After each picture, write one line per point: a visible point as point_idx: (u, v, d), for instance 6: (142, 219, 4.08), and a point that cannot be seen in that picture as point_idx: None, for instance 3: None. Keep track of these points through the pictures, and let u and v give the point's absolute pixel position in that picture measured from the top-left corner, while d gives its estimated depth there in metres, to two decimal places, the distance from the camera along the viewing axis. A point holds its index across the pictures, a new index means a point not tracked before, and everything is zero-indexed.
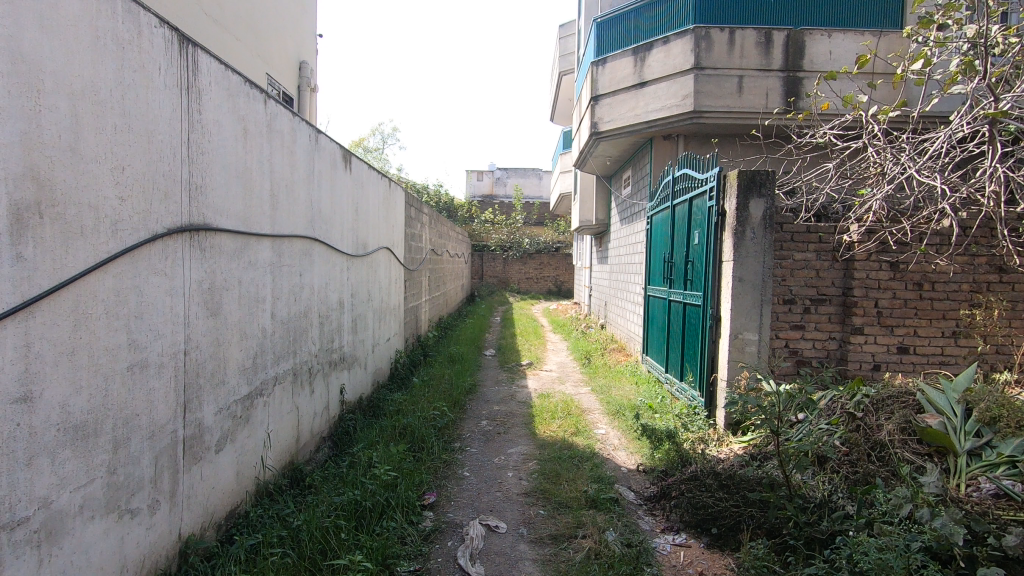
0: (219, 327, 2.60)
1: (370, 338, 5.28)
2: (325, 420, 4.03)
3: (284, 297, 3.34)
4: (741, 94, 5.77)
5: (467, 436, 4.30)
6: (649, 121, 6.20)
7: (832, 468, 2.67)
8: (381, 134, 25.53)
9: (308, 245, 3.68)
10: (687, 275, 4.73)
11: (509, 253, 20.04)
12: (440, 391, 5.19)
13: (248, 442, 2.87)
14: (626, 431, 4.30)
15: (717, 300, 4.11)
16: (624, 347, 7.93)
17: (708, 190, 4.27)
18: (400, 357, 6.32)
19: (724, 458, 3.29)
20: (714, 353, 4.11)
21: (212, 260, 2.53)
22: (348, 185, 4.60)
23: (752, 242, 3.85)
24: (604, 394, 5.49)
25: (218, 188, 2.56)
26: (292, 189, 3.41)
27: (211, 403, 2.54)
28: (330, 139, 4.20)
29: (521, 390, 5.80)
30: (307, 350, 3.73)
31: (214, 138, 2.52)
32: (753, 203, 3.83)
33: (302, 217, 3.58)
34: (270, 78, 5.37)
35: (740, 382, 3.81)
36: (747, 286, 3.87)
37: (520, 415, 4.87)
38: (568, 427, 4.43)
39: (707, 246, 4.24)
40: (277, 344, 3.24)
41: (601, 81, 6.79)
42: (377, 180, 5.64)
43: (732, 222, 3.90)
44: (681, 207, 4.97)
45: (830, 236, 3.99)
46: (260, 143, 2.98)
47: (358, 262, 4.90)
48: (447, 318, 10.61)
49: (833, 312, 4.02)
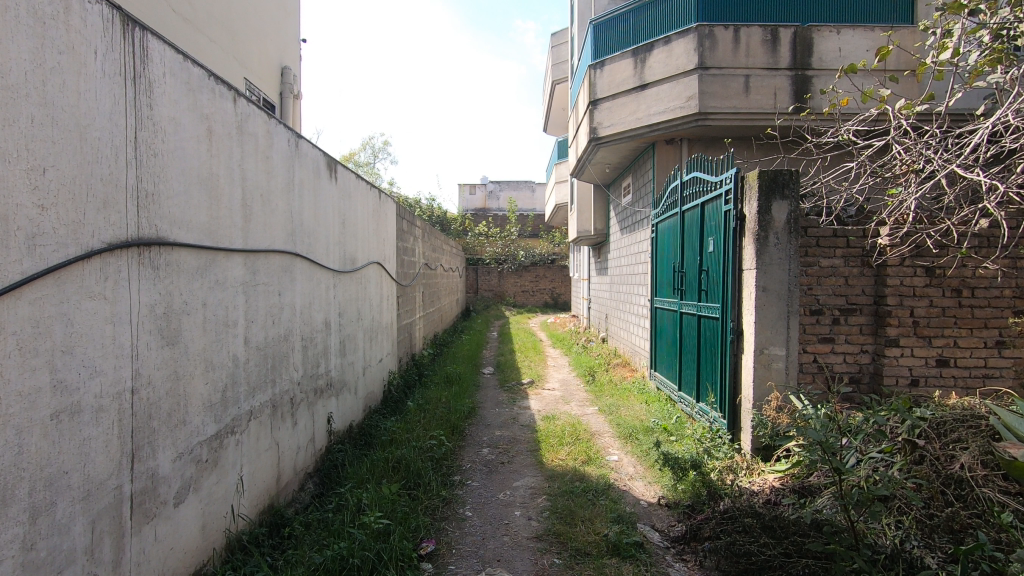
0: (179, 358, 2.23)
1: (360, 360, 4.89)
2: (309, 454, 3.64)
3: (261, 320, 2.98)
4: (748, 94, 5.49)
5: (469, 468, 3.91)
6: (651, 124, 5.91)
7: (902, 508, 2.31)
8: (372, 148, 25.22)
9: (287, 261, 3.32)
10: (700, 285, 4.40)
11: (504, 266, 19.73)
12: (436, 416, 4.80)
13: (217, 489, 2.49)
14: (642, 458, 3.91)
15: (738, 312, 3.76)
16: (629, 362, 7.55)
17: (724, 193, 3.95)
18: (393, 379, 5.93)
19: (759, 489, 2.92)
20: (736, 370, 3.76)
21: (168, 280, 2.16)
22: (334, 195, 4.26)
23: (776, 248, 3.52)
24: (613, 415, 5.11)
25: (176, 196, 2.20)
26: (268, 198, 3.05)
27: (169, 448, 2.16)
28: (313, 145, 3.85)
29: (524, 412, 5.42)
30: (288, 378, 3.35)
31: (170, 139, 2.17)
32: (776, 206, 3.51)
33: (280, 230, 3.22)
34: (249, 83, 5.05)
35: (770, 403, 3.45)
36: (772, 296, 3.53)
37: (525, 440, 4.48)
38: (578, 454, 4.04)
39: (725, 254, 3.90)
40: (252, 374, 2.87)
41: (599, 85, 6.52)
42: (367, 191, 5.30)
43: (753, 226, 3.57)
44: (692, 213, 4.65)
45: (858, 240, 3.68)
46: (229, 146, 2.63)
47: (346, 277, 4.55)
48: (442, 334, 10.23)
49: (864, 322, 3.69)
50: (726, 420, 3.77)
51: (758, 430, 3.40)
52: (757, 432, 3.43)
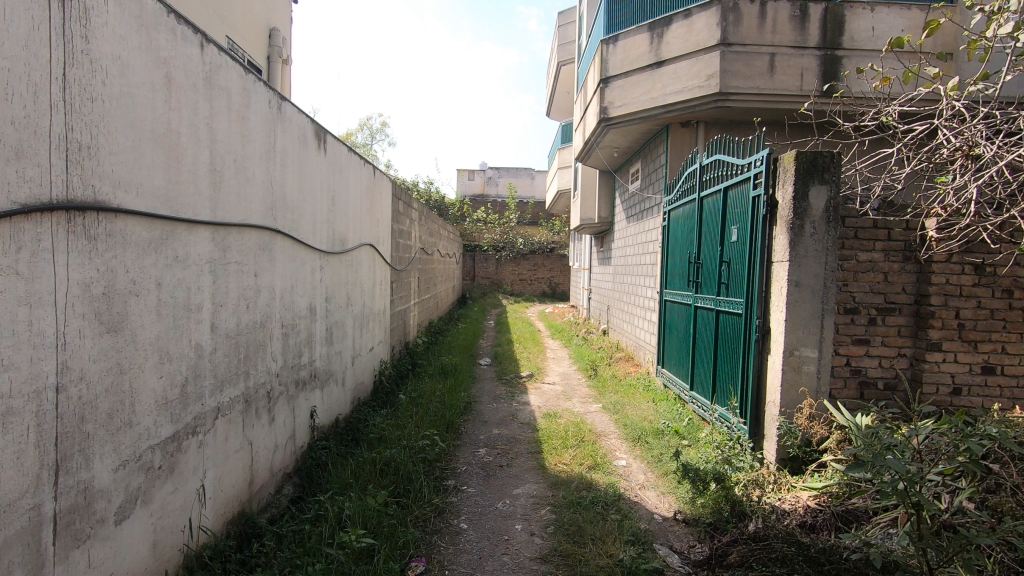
0: (124, 348, 1.86)
1: (348, 349, 4.54)
2: (288, 453, 3.30)
3: (232, 304, 2.60)
4: (773, 75, 5.11)
5: (464, 471, 3.56)
6: (666, 105, 5.53)
7: (984, 549, 2.04)
8: (370, 129, 24.50)
9: (266, 239, 2.95)
10: (720, 279, 4.05)
11: (502, 253, 19.35)
12: (430, 412, 4.45)
13: (172, 499, 2.14)
14: (654, 465, 3.59)
15: (765, 308, 3.42)
16: (632, 356, 7.22)
17: (753, 177, 3.58)
18: (385, 369, 5.58)
19: (791, 509, 2.61)
20: (761, 372, 3.43)
21: (109, 254, 1.78)
22: (322, 168, 3.87)
23: (812, 239, 3.16)
24: (619, 414, 4.77)
25: (121, 153, 1.83)
26: (243, 165, 2.67)
27: (108, 456, 1.79)
28: (299, 110, 3.46)
29: (523, 408, 5.08)
30: (264, 369, 2.99)
31: (114, 82, 1.79)
32: (814, 192, 3.15)
33: (258, 202, 2.85)
34: (231, 42, 4.62)
35: (801, 413, 3.13)
36: (806, 292, 3.18)
37: (525, 441, 4.14)
38: (584, 459, 3.70)
39: (752, 245, 3.55)
40: (220, 365, 2.50)
41: (611, 62, 6.13)
42: (359, 167, 4.90)
43: (787, 214, 3.21)
44: (713, 199, 4.30)
45: (901, 233, 3.34)
46: (193, 99, 2.24)
47: (335, 259, 4.17)
48: (438, 322, 9.88)
49: (903, 323, 3.36)
50: (748, 425, 3.45)
51: (786, 439, 3.07)
52: (785, 442, 3.11)
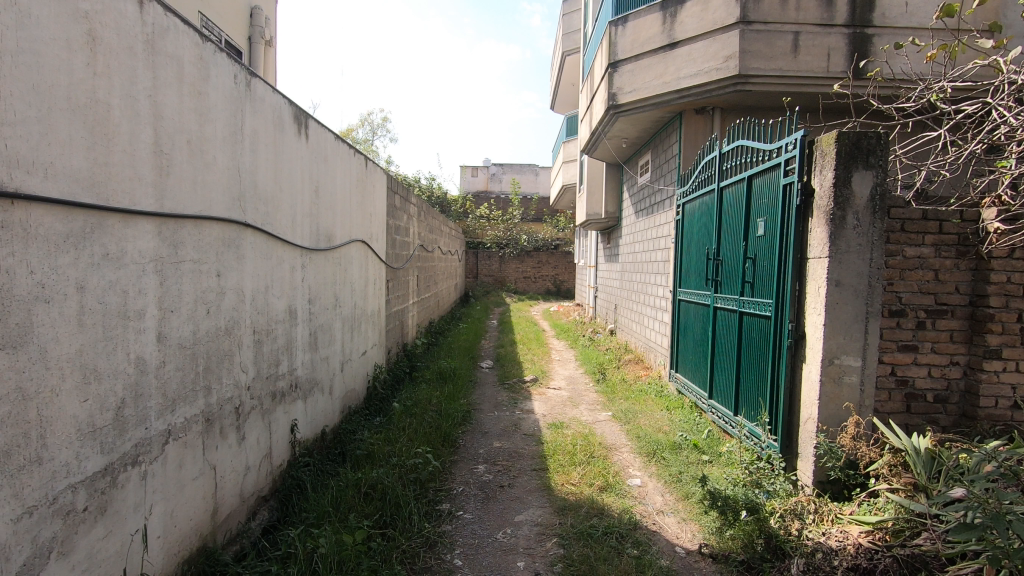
0: (26, 369, 1.50)
1: (336, 355, 4.18)
2: (262, 474, 2.95)
3: (187, 309, 2.24)
4: (797, 55, 4.71)
5: (460, 493, 3.18)
6: (680, 89, 5.14)
7: None
8: (372, 125, 24.08)
9: (231, 233, 2.58)
10: (745, 277, 3.66)
11: (505, 250, 18.98)
12: (425, 423, 4.09)
13: (105, 546, 1.78)
14: (673, 486, 3.22)
15: (799, 310, 3.04)
16: (642, 358, 6.84)
17: (784, 163, 3.18)
18: (379, 374, 5.23)
19: (839, 547, 2.23)
20: (794, 383, 3.05)
21: (2, 250, 1.43)
22: (303, 156, 3.51)
23: (854, 231, 2.77)
24: (630, 424, 4.40)
25: (19, 124, 1.47)
26: (200, 148, 2.31)
27: (5, 504, 1.44)
28: (275, 90, 3.09)
29: (527, 417, 4.71)
30: (231, 382, 2.63)
31: (8, 34, 1.43)
32: (857, 178, 2.76)
33: (221, 191, 2.48)
34: (206, 20, 4.28)
35: (846, 431, 2.73)
36: (848, 293, 2.79)
37: (529, 456, 3.77)
38: (594, 479, 3.32)
39: (784, 239, 3.15)
40: (171, 381, 2.14)
41: (620, 45, 5.74)
42: (349, 157, 4.54)
43: (826, 203, 2.83)
44: (735, 189, 3.91)
45: (955, 225, 2.94)
46: (131, 66, 1.88)
47: (320, 257, 3.82)
48: (439, 322, 9.51)
49: (956, 327, 2.97)
50: (778, 441, 3.08)
51: (827, 461, 2.70)
52: (823, 461, 2.74)
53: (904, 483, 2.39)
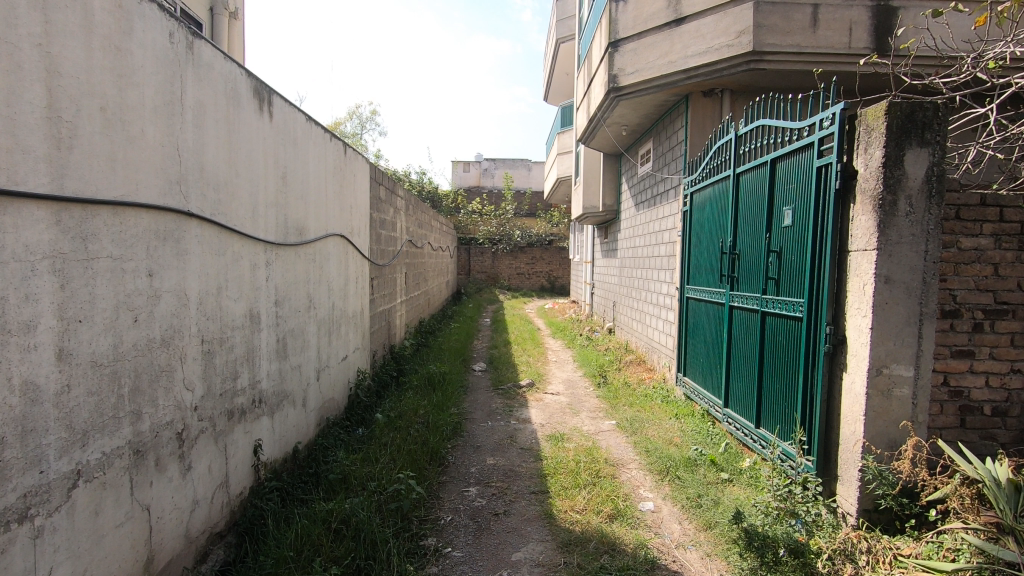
0: None
1: (311, 362, 3.74)
2: (217, 507, 2.52)
3: (104, 317, 1.80)
4: (816, 30, 4.30)
5: (448, 524, 2.76)
6: (687, 69, 4.73)
7: None
8: (360, 117, 23.57)
9: (168, 224, 2.14)
10: (768, 273, 3.26)
11: (498, 246, 18.54)
12: (410, 438, 3.67)
13: None
14: (692, 513, 2.81)
15: (837, 312, 2.64)
16: (644, 360, 6.44)
17: (818, 142, 2.77)
18: (362, 380, 4.80)
19: None
20: (831, 396, 2.65)
21: None
22: (267, 136, 3.07)
23: (906, 220, 2.37)
24: (637, 435, 4.00)
25: None
26: (122, 118, 1.87)
27: None
28: (229, 58, 2.64)
29: (524, 428, 4.29)
30: (171, 404, 2.19)
31: None
32: (910, 157, 2.36)
33: (152, 172, 2.04)
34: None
35: (904, 454, 2.33)
36: (899, 291, 2.39)
37: (526, 475, 3.36)
38: (602, 505, 2.90)
39: (818, 230, 2.75)
40: (79, 409, 1.70)
41: (621, 22, 5.33)
42: (325, 142, 4.10)
43: (873, 187, 2.42)
44: (755, 174, 3.51)
45: (1017, 212, 2.56)
46: (8, 2, 1.44)
47: (289, 252, 3.38)
48: (429, 321, 9.09)
49: (1018, 330, 2.58)
50: (814, 462, 2.68)
51: (876, 487, 2.34)
52: (869, 485, 2.37)
53: (984, 522, 1.99)
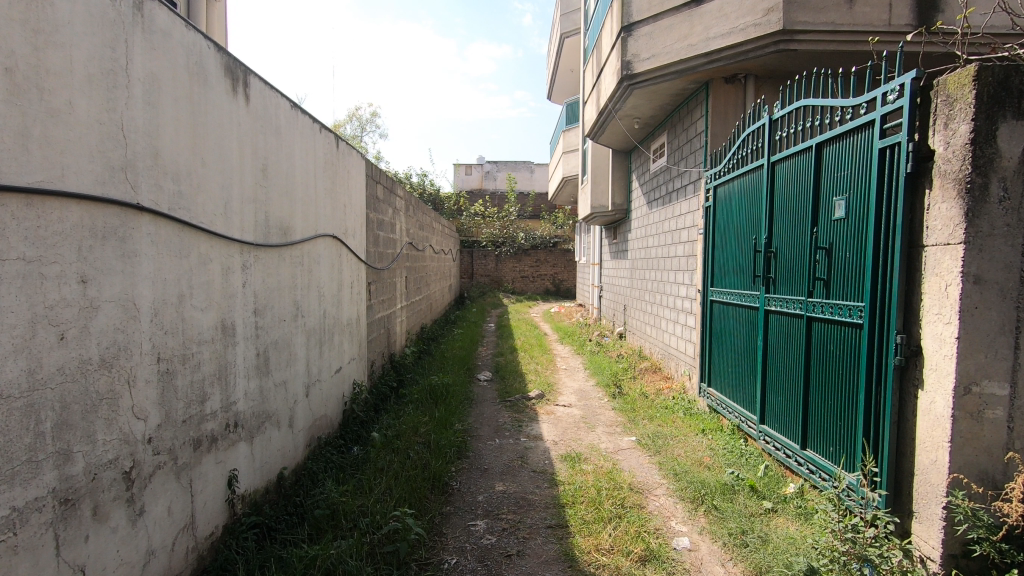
0: None
1: (299, 377, 3.35)
2: (179, 555, 2.13)
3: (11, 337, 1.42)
4: (852, 6, 3.91)
5: (452, 569, 2.36)
6: (709, 53, 4.34)
7: None
8: (360, 118, 23.29)
9: (110, 219, 1.75)
10: (816, 273, 2.86)
11: (502, 249, 18.15)
12: (409, 462, 3.27)
13: None
14: (736, 554, 2.41)
15: (909, 318, 2.24)
16: (660, 367, 6.03)
17: (881, 119, 2.37)
18: (359, 394, 4.41)
19: None
20: (904, 416, 2.25)
21: None
22: (243, 121, 2.69)
23: (999, 207, 1.97)
24: (662, 455, 3.60)
25: None
26: (39, 85, 1.50)
27: None
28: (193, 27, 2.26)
29: (535, 447, 3.89)
30: (117, 437, 1.80)
31: None
32: (1004, 132, 1.96)
33: (87, 155, 1.66)
34: None
35: (1009, 493, 1.92)
36: (992, 294, 1.99)
37: (541, 504, 2.96)
38: (632, 544, 2.50)
39: (884, 222, 2.35)
40: None
41: (635, 5, 4.95)
42: (314, 133, 3.72)
43: (956, 169, 2.02)
44: (795, 161, 3.11)
45: None
46: None
47: (272, 254, 2.99)
48: (432, 328, 8.70)
49: None
50: (883, 495, 2.28)
51: (971, 529, 1.95)
52: (960, 527, 1.98)
53: None
